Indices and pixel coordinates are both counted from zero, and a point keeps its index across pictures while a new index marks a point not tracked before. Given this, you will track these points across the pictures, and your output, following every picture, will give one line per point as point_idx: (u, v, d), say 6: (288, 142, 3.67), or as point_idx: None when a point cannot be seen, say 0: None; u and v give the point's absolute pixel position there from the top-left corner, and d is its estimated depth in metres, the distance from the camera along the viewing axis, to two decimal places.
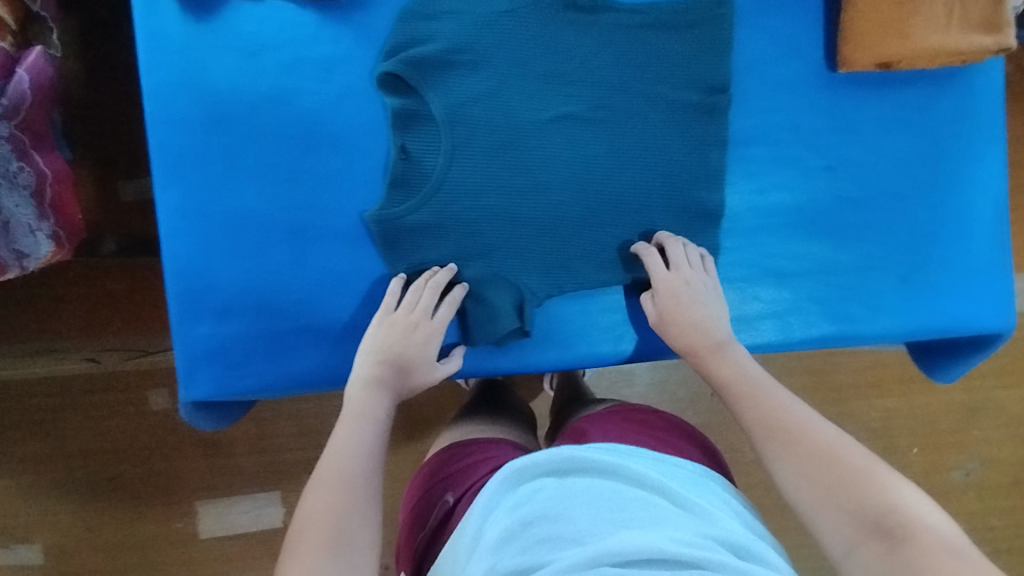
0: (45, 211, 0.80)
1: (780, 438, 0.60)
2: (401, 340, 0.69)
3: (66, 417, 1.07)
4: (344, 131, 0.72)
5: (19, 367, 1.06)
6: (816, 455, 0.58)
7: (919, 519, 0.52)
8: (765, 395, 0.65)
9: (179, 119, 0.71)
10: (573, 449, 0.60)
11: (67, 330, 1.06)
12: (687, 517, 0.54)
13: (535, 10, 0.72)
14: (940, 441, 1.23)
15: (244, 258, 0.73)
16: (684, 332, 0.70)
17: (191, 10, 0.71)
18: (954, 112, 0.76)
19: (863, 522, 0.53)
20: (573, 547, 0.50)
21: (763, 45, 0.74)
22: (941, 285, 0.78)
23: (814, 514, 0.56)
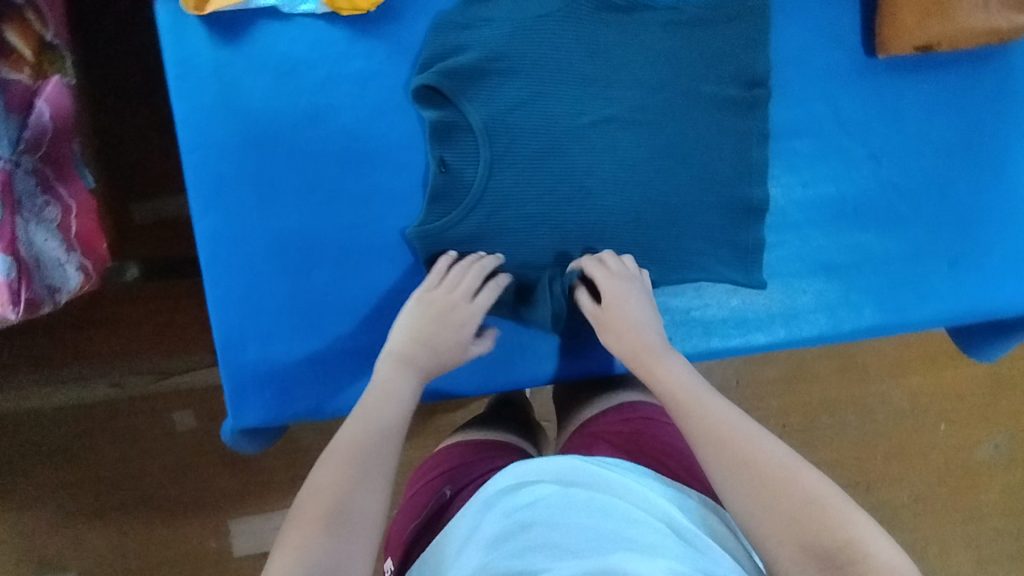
0: (71, 242, 0.77)
1: (727, 458, 0.52)
2: (444, 317, 0.66)
3: (92, 441, 1.04)
4: (382, 147, 0.71)
5: (43, 394, 1.03)
6: (759, 482, 0.50)
7: (875, 556, 0.45)
8: (698, 407, 0.57)
9: (214, 144, 0.69)
10: (586, 462, 0.60)
11: (87, 355, 1.03)
12: (692, 550, 0.50)
13: (570, 12, 0.71)
14: (969, 416, 1.21)
15: (287, 281, 0.71)
16: (628, 334, 0.65)
17: (220, 32, 0.69)
18: (996, 93, 0.75)
19: (815, 555, 0.46)
20: (566, 559, 0.48)
21: (800, 36, 0.74)
22: (991, 268, 0.76)
23: (765, 545, 0.48)
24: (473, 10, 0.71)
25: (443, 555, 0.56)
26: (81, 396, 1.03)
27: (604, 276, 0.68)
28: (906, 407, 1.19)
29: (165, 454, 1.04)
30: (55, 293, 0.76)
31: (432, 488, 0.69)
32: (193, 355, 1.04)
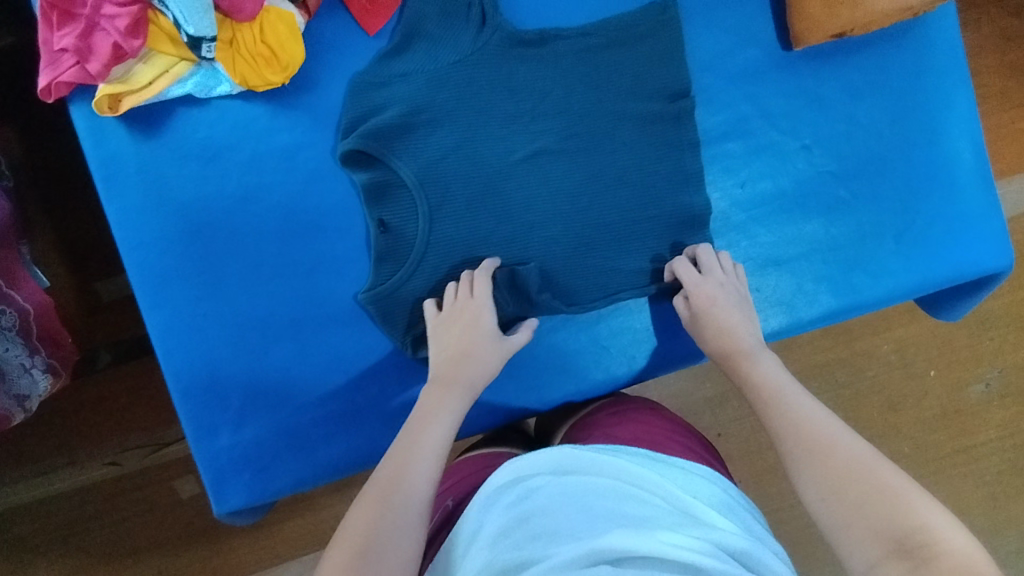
0: (35, 345, 0.80)
1: (808, 452, 0.57)
2: (460, 335, 0.67)
3: (98, 523, 1.03)
4: (320, 214, 0.72)
5: (38, 486, 1.01)
6: (833, 476, 0.54)
7: (946, 542, 0.48)
8: (783, 403, 0.62)
9: (152, 240, 0.70)
10: (576, 450, 0.62)
11: (80, 440, 1.03)
12: (687, 520, 0.54)
13: (482, 55, 0.71)
14: (955, 357, 1.20)
15: (247, 362, 0.72)
16: (718, 335, 0.69)
17: (140, 129, 0.69)
18: (916, 65, 0.75)
19: (887, 539, 0.49)
20: (570, 543, 0.51)
21: (715, 40, 0.74)
22: (938, 237, 0.77)
23: (836, 533, 0.52)
24: (386, 67, 0.70)
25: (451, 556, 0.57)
26: (77, 480, 1.02)
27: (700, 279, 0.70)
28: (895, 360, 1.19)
29: (174, 523, 1.04)
30: (26, 400, 0.81)
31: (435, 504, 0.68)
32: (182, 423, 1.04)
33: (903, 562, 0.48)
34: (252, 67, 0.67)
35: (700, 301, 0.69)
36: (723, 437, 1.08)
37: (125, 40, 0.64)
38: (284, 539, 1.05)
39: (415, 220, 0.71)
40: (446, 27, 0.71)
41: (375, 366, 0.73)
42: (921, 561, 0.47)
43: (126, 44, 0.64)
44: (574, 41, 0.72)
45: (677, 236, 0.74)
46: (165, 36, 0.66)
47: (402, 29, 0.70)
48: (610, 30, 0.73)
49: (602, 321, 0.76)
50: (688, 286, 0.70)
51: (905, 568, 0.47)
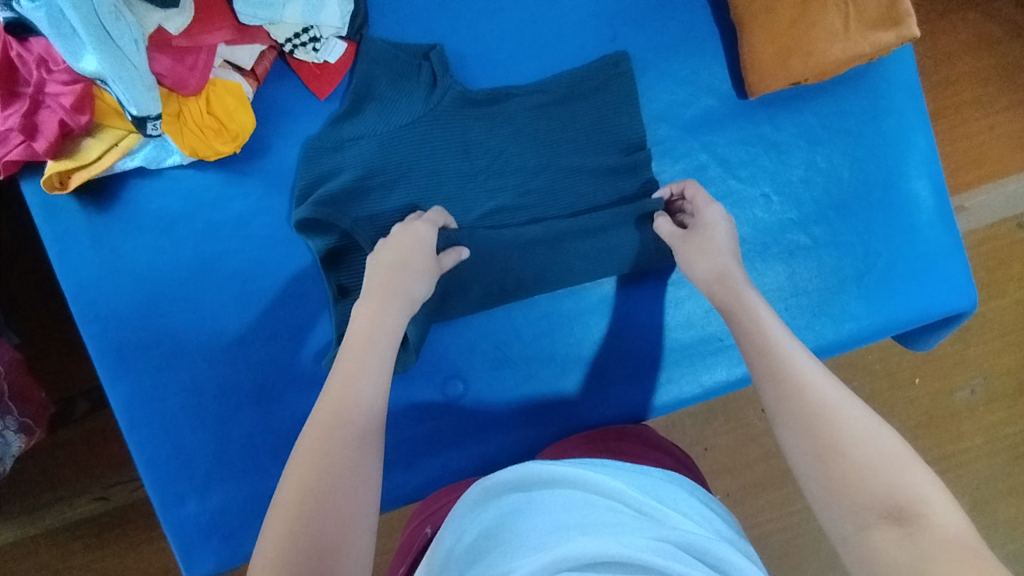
0: (7, 406, 0.84)
1: (801, 413, 0.50)
2: (405, 244, 0.62)
3: (90, 559, 1.02)
4: (278, 281, 0.71)
5: (31, 523, 1.00)
6: (817, 430, 0.49)
7: (938, 515, 0.43)
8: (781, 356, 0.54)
9: (109, 313, 0.69)
10: (544, 465, 0.62)
11: (67, 477, 1.01)
12: (652, 524, 0.52)
13: (435, 116, 0.70)
14: (940, 365, 1.16)
15: (211, 430, 0.72)
16: (697, 261, 0.64)
17: (92, 203, 0.69)
18: (870, 109, 0.75)
19: (875, 504, 0.44)
20: (534, 554, 0.49)
21: (668, 91, 0.74)
22: (901, 280, 0.76)
23: (822, 505, 0.47)
24: (338, 131, 0.70)
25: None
26: (64, 517, 1.01)
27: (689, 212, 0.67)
28: (872, 373, 1.15)
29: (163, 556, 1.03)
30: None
31: (417, 534, 0.66)
32: None
33: (897, 529, 0.42)
34: (201, 139, 0.67)
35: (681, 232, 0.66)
36: (709, 451, 1.06)
37: (69, 116, 0.63)
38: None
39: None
40: (398, 88, 0.71)
41: None
42: (916, 530, 0.42)
43: (71, 120, 0.63)
44: (525, 91, 0.72)
45: (633, 284, 0.75)
46: (113, 110, 0.65)
47: (353, 92, 0.70)
48: (560, 78, 0.72)
49: (567, 373, 0.75)
50: (698, 204, 0.67)
51: (897, 536, 0.42)
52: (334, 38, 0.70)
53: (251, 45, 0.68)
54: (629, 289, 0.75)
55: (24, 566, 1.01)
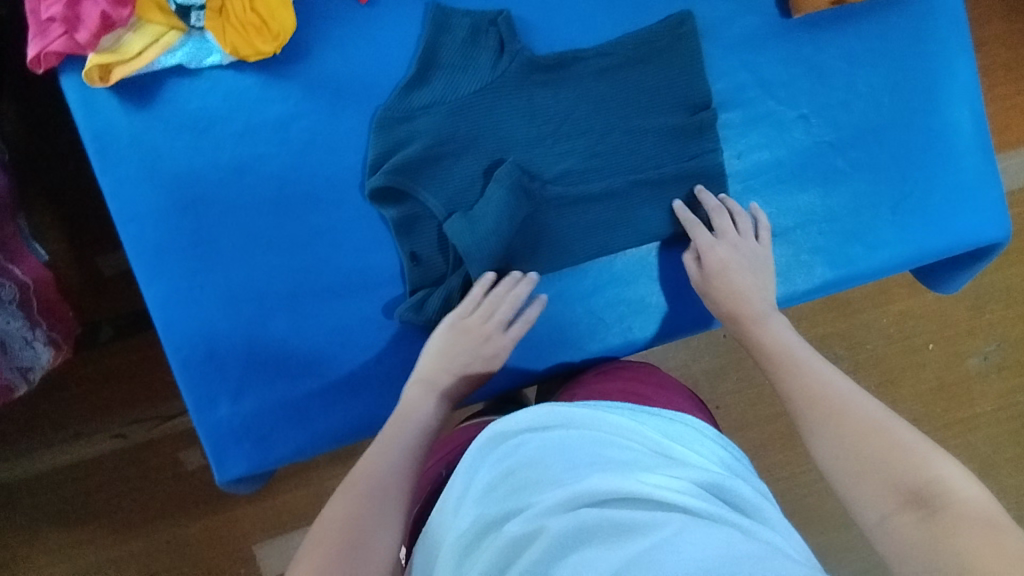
0: (35, 319, 0.83)
1: (822, 416, 0.56)
2: (475, 344, 0.68)
3: (107, 495, 1.04)
4: (315, 186, 0.71)
5: (49, 458, 1.03)
6: (850, 431, 0.53)
7: (959, 494, 0.45)
8: (811, 371, 0.60)
9: (148, 212, 0.69)
10: (556, 406, 0.59)
11: (87, 414, 1.04)
12: (668, 463, 0.53)
13: (480, 24, 0.71)
14: (955, 330, 1.16)
15: (245, 334, 0.72)
16: (733, 300, 0.68)
17: (131, 99, 0.69)
18: (914, 33, 0.75)
19: (901, 490, 0.47)
20: (553, 490, 0.49)
21: (714, 8, 0.73)
22: (936, 208, 0.76)
23: (849, 487, 0.51)
24: (408, 100, 0.70)
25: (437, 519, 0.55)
26: (84, 452, 1.04)
27: (708, 240, 0.70)
28: (890, 336, 1.14)
29: (183, 493, 1.05)
30: (27, 372, 0.83)
31: (430, 473, 0.68)
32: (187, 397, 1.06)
33: (915, 512, 0.45)
34: (243, 37, 0.67)
35: (722, 254, 0.69)
36: (722, 409, 1.06)
37: (113, 9, 0.63)
38: (289, 509, 1.06)
39: (456, 226, 0.70)
40: (464, 53, 0.71)
41: (369, 340, 0.73)
42: (933, 513, 0.45)
43: (114, 14, 0.63)
44: (568, 17, 0.72)
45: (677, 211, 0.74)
46: (153, 5, 0.65)
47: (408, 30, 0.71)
48: (604, 6, 0.72)
49: (600, 290, 0.74)
50: (703, 249, 0.70)
51: (914, 519, 0.45)
52: None
53: None
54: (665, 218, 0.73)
55: (41, 499, 1.03)
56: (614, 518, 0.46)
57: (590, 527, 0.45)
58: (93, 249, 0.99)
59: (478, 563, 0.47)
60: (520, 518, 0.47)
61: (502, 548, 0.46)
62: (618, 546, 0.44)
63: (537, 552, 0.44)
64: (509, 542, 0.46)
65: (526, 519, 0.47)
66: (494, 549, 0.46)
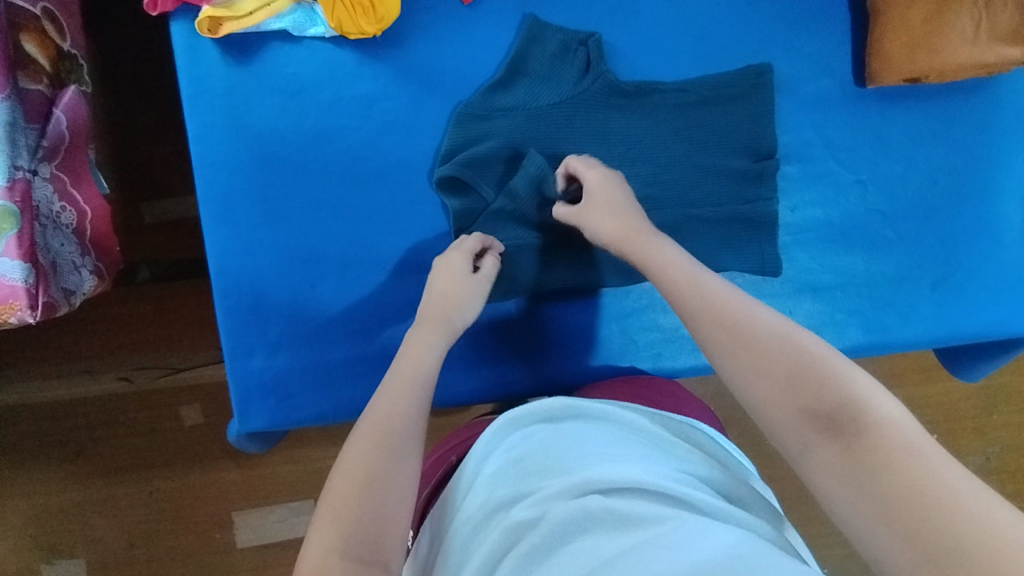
0: (86, 247, 0.83)
1: (725, 329, 0.51)
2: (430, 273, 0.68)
3: (103, 434, 1.05)
4: (386, 165, 0.74)
5: (57, 388, 1.05)
6: (759, 345, 0.48)
7: (877, 411, 0.42)
8: (711, 285, 0.55)
9: (225, 161, 0.72)
10: (570, 400, 0.59)
11: (101, 350, 1.06)
12: (674, 458, 0.52)
13: (569, 43, 0.74)
14: (962, 425, 1.16)
15: (293, 294, 0.73)
16: (610, 231, 0.65)
17: (231, 53, 0.72)
18: (981, 121, 0.78)
19: (817, 417, 0.43)
20: (560, 477, 0.49)
21: (791, 66, 0.76)
22: (976, 293, 0.78)
23: (768, 413, 0.46)
24: (491, 100, 0.73)
25: (451, 504, 0.55)
26: (90, 389, 1.05)
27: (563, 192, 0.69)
28: None
29: (177, 446, 1.06)
30: (71, 296, 0.81)
31: (440, 458, 0.66)
32: (202, 350, 1.07)
33: (835, 443, 0.41)
34: (349, 15, 0.70)
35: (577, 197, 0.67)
36: None
37: None
38: (277, 481, 1.07)
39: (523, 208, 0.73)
40: (551, 66, 0.74)
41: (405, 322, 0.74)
42: (850, 441, 0.41)
43: None
44: (654, 51, 0.76)
45: (726, 251, 0.75)
46: None
47: (501, 34, 0.75)
48: (689, 46, 0.76)
49: (638, 313, 0.76)
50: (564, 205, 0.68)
51: (836, 451, 0.41)
52: None
53: None
54: (710, 258, 0.75)
55: (40, 427, 1.05)
56: (616, 507, 0.45)
57: (595, 514, 0.45)
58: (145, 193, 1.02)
59: (483, 543, 0.47)
60: (527, 503, 0.47)
61: (505, 530, 0.46)
62: (620, 537, 0.43)
63: (540, 535, 0.44)
64: (513, 526, 0.46)
65: (534, 504, 0.47)
66: (499, 531, 0.46)
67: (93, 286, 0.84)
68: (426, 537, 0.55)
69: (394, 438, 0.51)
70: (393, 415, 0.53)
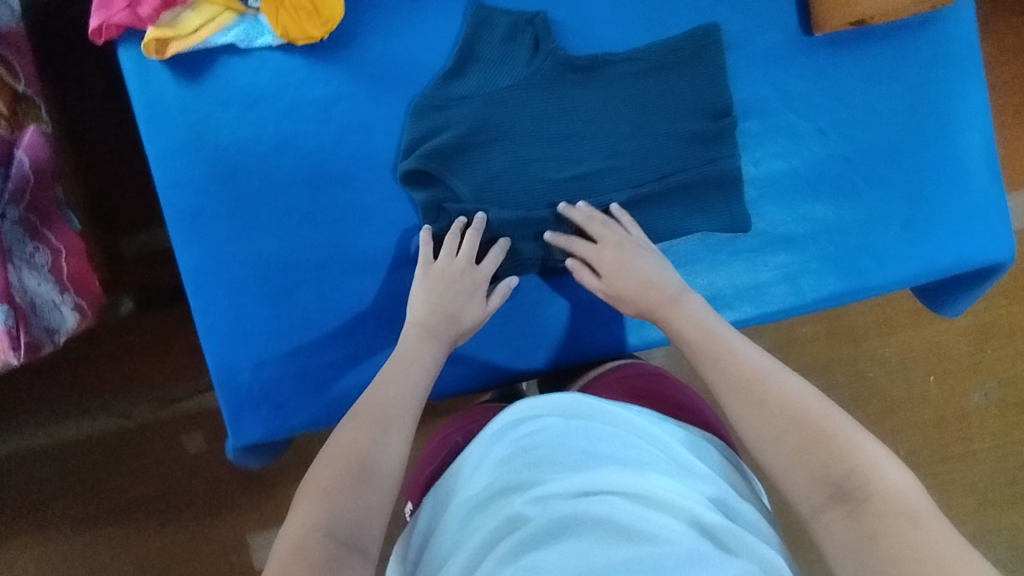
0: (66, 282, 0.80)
1: (750, 397, 0.55)
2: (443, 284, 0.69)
3: (108, 472, 1.05)
4: (350, 166, 0.74)
5: (57, 431, 1.05)
6: (785, 410, 0.53)
7: (883, 480, 0.47)
8: (725, 352, 0.60)
9: (190, 181, 0.72)
10: (582, 399, 0.60)
11: (96, 390, 1.06)
12: (678, 468, 0.53)
13: (518, 27, 0.75)
14: (957, 365, 1.17)
15: (272, 305, 0.73)
16: (641, 291, 0.69)
17: (182, 72, 0.72)
18: (932, 56, 0.79)
19: (826, 485, 0.49)
20: (567, 479, 0.50)
21: (740, 24, 0.77)
22: (946, 227, 0.78)
23: (786, 476, 0.51)
24: (446, 90, 0.74)
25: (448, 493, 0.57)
26: (90, 428, 1.06)
27: (593, 250, 0.71)
28: (897, 364, 1.16)
29: (184, 475, 1.06)
30: (54, 334, 0.79)
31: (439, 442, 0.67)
32: (198, 379, 1.07)
33: (842, 507, 0.48)
34: (294, 20, 0.71)
35: (612, 258, 0.70)
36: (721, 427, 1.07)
37: None
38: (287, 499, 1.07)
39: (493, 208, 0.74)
40: (502, 50, 0.75)
41: (389, 319, 0.75)
42: (856, 507, 0.47)
43: None
44: (602, 24, 0.76)
45: (697, 214, 0.76)
46: None
47: (448, 24, 0.75)
48: (638, 15, 0.76)
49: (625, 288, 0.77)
50: (595, 260, 0.70)
51: (844, 514, 0.47)
52: None
53: None
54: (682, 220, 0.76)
55: (44, 472, 1.05)
56: (620, 513, 0.46)
57: (598, 519, 0.46)
58: (121, 228, 1.03)
59: (479, 533, 0.48)
60: (531, 500, 0.48)
61: (506, 522, 0.47)
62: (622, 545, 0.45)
63: (541, 532, 0.45)
64: (514, 519, 0.47)
65: (539, 503, 0.48)
66: (498, 522, 0.48)
67: (76, 321, 0.81)
68: (420, 524, 0.56)
69: (384, 426, 0.54)
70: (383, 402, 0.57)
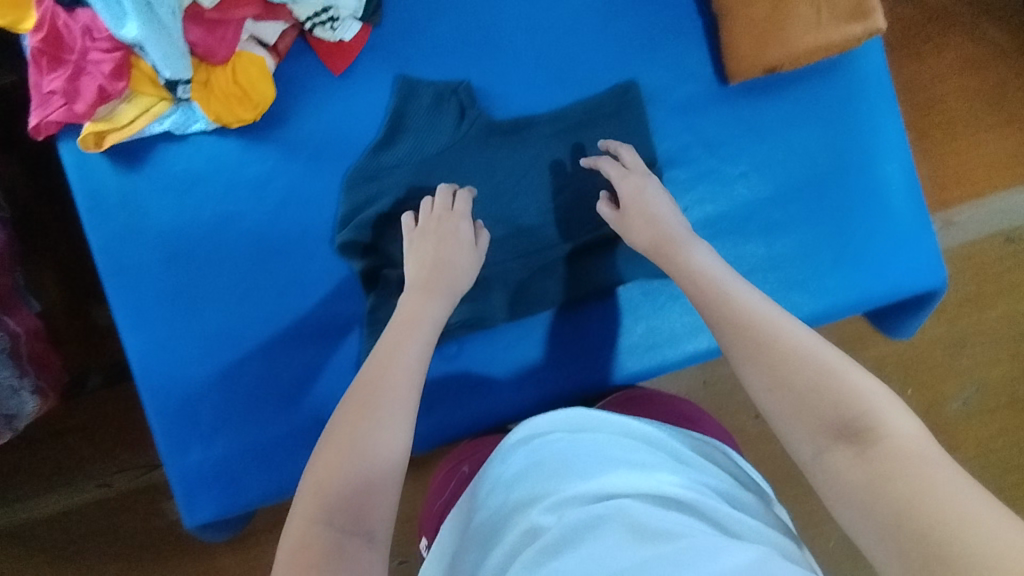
0: (25, 366, 0.81)
1: (756, 346, 0.53)
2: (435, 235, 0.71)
3: (90, 544, 1.02)
4: (289, 239, 0.76)
5: (33, 507, 1.01)
6: (786, 359, 0.51)
7: (891, 425, 0.45)
8: (725, 298, 0.58)
9: (133, 265, 0.74)
10: (586, 411, 0.60)
11: (71, 460, 1.01)
12: (685, 470, 0.53)
13: (443, 94, 0.78)
14: (938, 375, 1.16)
15: (219, 382, 0.74)
16: (653, 221, 0.69)
17: (121, 162, 0.75)
18: (844, 95, 0.82)
19: (833, 424, 0.46)
20: (575, 486, 0.50)
21: (658, 77, 0.80)
22: (875, 257, 0.80)
23: (783, 429, 0.49)
24: (377, 160, 0.76)
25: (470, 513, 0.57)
26: (67, 500, 1.01)
27: (620, 176, 0.73)
28: None
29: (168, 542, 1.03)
30: (14, 421, 0.80)
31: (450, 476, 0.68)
32: None
33: (850, 447, 0.45)
34: (226, 105, 0.73)
35: (632, 187, 0.72)
36: None
37: (109, 82, 0.69)
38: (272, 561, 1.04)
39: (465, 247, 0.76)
40: (430, 118, 0.77)
41: (338, 385, 0.76)
42: (866, 448, 0.44)
43: (110, 86, 0.70)
44: (526, 87, 0.79)
45: (633, 261, 0.78)
46: (146, 77, 0.72)
47: (376, 96, 0.78)
48: (560, 76, 0.79)
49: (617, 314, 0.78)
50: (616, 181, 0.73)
51: (853, 453, 0.45)
52: (349, 19, 0.75)
53: (274, 22, 0.74)
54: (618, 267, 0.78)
55: (24, 549, 1.01)
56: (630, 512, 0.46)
57: (609, 519, 0.45)
58: (83, 300, 1.00)
59: (501, 546, 0.49)
60: (546, 509, 0.48)
61: (524, 534, 0.48)
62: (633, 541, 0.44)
63: (553, 539, 0.45)
64: (532, 530, 0.47)
65: (550, 511, 0.48)
66: (517, 534, 0.48)
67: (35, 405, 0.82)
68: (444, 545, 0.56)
69: (379, 405, 0.54)
70: (384, 382, 0.56)
